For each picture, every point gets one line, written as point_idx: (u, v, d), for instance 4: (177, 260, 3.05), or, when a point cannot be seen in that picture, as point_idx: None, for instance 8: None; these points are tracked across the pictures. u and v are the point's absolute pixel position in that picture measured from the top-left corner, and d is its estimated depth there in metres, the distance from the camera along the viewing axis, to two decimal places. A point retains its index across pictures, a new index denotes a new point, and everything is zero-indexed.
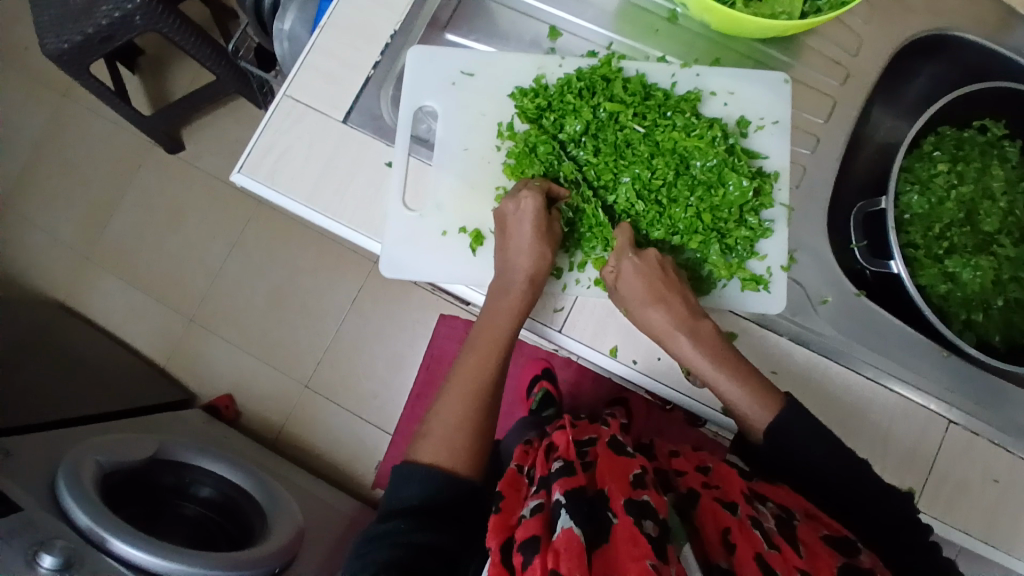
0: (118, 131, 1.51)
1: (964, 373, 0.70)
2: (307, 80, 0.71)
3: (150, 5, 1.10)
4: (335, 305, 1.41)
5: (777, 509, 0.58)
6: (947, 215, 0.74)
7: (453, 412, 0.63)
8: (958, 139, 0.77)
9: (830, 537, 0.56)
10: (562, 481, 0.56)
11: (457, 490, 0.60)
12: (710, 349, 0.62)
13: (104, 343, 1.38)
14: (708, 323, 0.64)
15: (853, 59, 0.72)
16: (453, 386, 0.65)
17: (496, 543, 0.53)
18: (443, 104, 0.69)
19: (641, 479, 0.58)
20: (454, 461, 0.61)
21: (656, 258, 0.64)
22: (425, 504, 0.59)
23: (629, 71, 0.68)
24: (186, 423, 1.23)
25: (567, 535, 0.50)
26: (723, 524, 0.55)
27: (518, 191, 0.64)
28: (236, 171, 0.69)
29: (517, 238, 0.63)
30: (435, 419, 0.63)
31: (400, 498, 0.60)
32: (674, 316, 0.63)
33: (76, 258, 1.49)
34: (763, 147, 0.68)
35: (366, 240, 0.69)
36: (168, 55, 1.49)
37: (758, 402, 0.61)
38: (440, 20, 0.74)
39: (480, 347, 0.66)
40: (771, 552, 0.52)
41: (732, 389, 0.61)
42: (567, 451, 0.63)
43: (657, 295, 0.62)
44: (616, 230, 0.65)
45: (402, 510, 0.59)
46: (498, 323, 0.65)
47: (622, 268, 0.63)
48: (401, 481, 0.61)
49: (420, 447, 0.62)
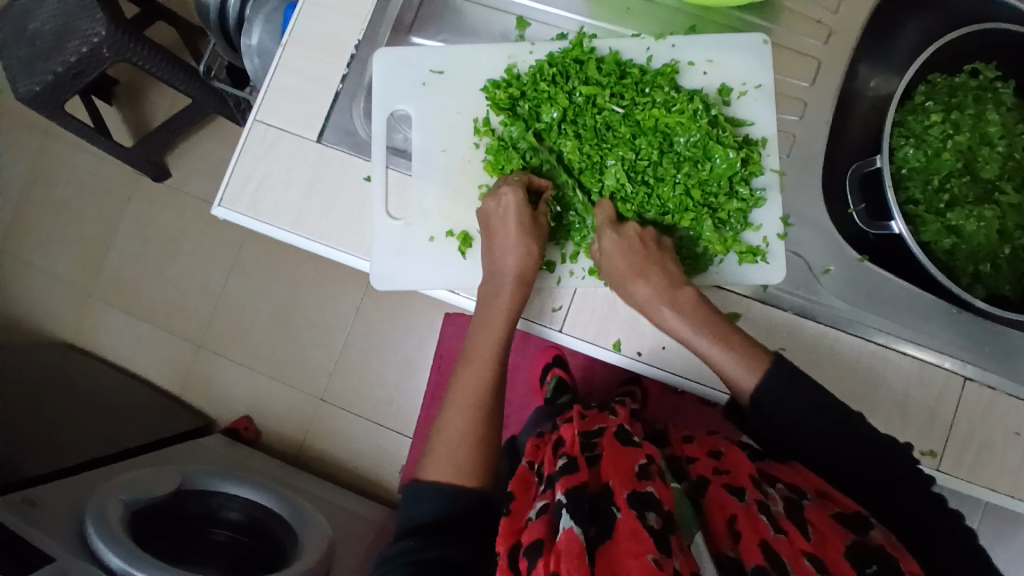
0: (102, 165, 1.50)
1: (976, 328, 0.69)
2: (275, 102, 0.69)
3: (116, 36, 1.09)
4: (340, 317, 1.41)
5: (787, 490, 0.58)
6: (946, 166, 0.71)
7: (458, 425, 0.63)
8: (950, 86, 0.74)
9: (840, 515, 0.55)
10: (564, 480, 0.57)
11: (468, 504, 0.60)
12: (697, 319, 0.61)
13: (117, 379, 1.39)
14: (693, 291, 0.63)
15: (835, 15, 0.69)
16: (453, 399, 0.64)
17: (504, 548, 0.53)
18: (415, 108, 0.68)
19: (646, 471, 0.58)
20: (465, 475, 0.61)
21: (636, 231, 0.63)
22: (436, 521, 0.59)
23: (602, 49, 0.66)
24: (207, 450, 1.24)
25: (567, 535, 0.50)
26: (729, 513, 0.55)
27: (499, 188, 0.63)
28: (217, 206, 0.67)
29: (502, 237, 0.62)
30: (437, 436, 0.63)
31: (414, 518, 0.60)
32: (657, 289, 0.62)
33: (79, 296, 1.49)
34: (748, 113, 0.66)
35: (354, 259, 0.68)
36: (143, 82, 1.47)
37: (751, 370, 0.60)
38: (404, 22, 0.71)
39: (478, 358, 0.65)
40: (778, 538, 0.51)
41: (724, 360, 0.60)
42: (573, 447, 0.64)
43: (637, 270, 0.61)
44: (596, 208, 0.64)
45: (415, 529, 0.59)
46: (489, 327, 0.65)
47: (603, 245, 0.63)
48: (412, 500, 0.61)
49: (426, 465, 0.62)
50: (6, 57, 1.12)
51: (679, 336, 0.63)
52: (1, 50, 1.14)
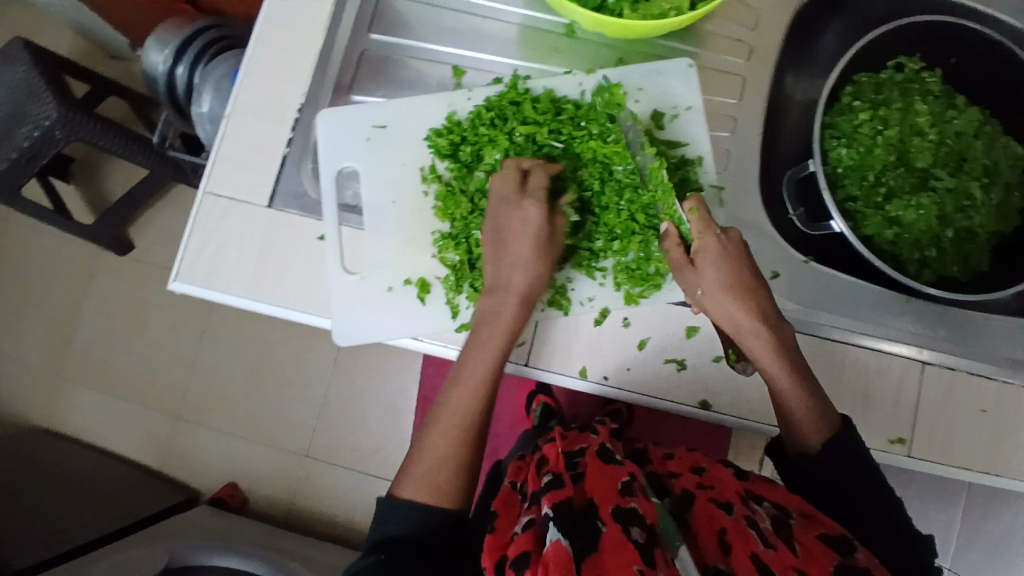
0: (64, 244, 1.48)
1: (929, 313, 0.71)
2: (222, 173, 0.69)
3: (68, 116, 1.10)
4: (318, 370, 1.40)
5: (773, 508, 0.59)
6: (879, 161, 0.74)
7: (444, 448, 0.61)
8: (875, 83, 0.77)
9: (826, 536, 0.55)
10: (550, 495, 0.57)
11: (440, 528, 0.59)
12: (788, 355, 0.60)
13: (95, 461, 1.36)
14: (787, 328, 0.62)
15: (753, 33, 0.73)
16: (442, 419, 0.63)
17: (489, 563, 0.54)
18: (362, 163, 0.69)
19: (629, 487, 0.58)
20: (444, 498, 0.60)
21: (740, 250, 0.61)
22: (409, 539, 0.58)
23: (536, 89, 0.68)
24: (194, 523, 1.21)
25: (555, 548, 0.49)
26: (718, 526, 0.55)
27: (521, 199, 0.63)
28: (172, 281, 0.67)
29: (512, 249, 0.63)
30: (420, 456, 0.61)
31: (384, 533, 0.59)
32: (757, 311, 0.60)
33: (51, 379, 1.46)
34: (683, 135, 0.68)
35: (315, 318, 0.68)
36: (99, 158, 1.47)
37: (820, 424, 0.61)
38: (344, 82, 0.73)
39: (472, 378, 0.63)
40: (767, 551, 0.51)
41: (797, 405, 0.60)
42: (558, 464, 0.64)
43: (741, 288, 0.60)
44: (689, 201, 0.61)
45: (386, 543, 0.58)
46: (483, 350, 0.63)
47: (706, 247, 0.60)
48: (384, 518, 0.60)
49: (404, 483, 0.61)
50: None
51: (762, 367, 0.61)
52: None
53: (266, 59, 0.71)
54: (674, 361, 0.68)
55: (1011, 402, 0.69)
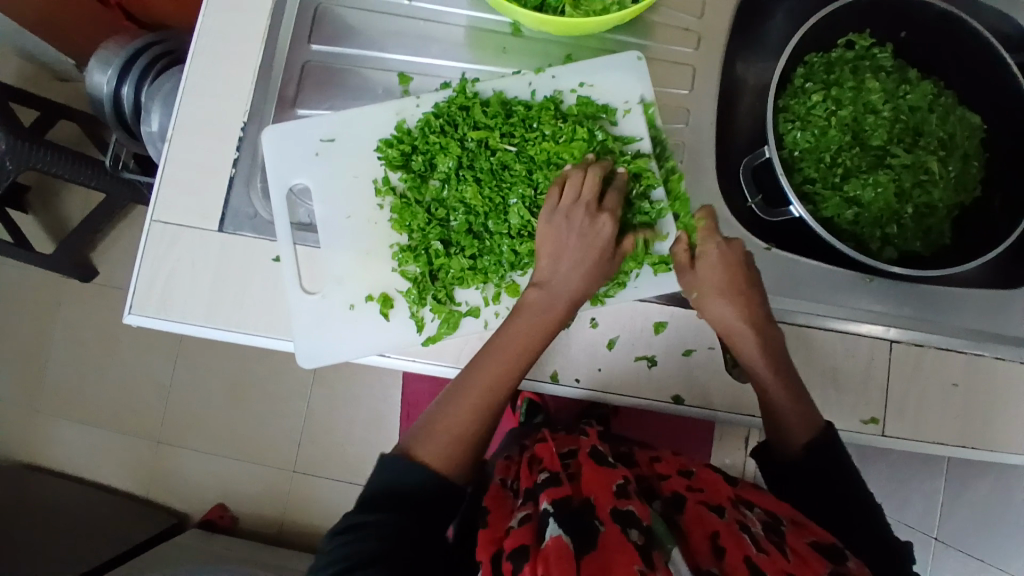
0: (25, 275, 1.44)
1: (893, 291, 0.71)
2: (170, 198, 0.67)
3: (15, 145, 1.05)
4: (298, 384, 1.38)
5: (764, 514, 0.59)
6: (835, 142, 0.74)
7: (466, 420, 0.59)
8: (827, 63, 0.77)
9: (817, 544, 0.55)
10: (549, 491, 0.57)
11: (443, 496, 0.56)
12: (777, 355, 0.63)
13: (77, 493, 1.33)
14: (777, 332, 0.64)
15: (700, 20, 0.72)
16: (468, 390, 0.60)
17: (486, 556, 0.53)
18: (312, 179, 0.67)
19: (625, 489, 0.58)
20: (451, 466, 0.57)
21: (741, 254, 0.64)
22: (413, 497, 0.55)
23: (486, 92, 0.67)
24: (182, 548, 1.20)
25: (556, 544, 0.49)
26: (711, 529, 0.55)
27: (594, 217, 0.62)
28: (126, 315, 0.65)
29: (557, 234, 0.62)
30: (443, 419, 0.59)
31: (387, 487, 0.55)
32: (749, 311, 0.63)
33: (24, 414, 1.42)
34: (637, 129, 0.68)
35: (277, 341, 0.67)
36: (53, 184, 1.43)
37: (801, 426, 0.62)
38: (287, 97, 0.70)
39: (504, 360, 0.60)
40: (759, 555, 0.51)
41: (782, 400, 0.62)
42: (552, 462, 0.64)
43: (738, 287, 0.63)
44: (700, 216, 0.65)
45: (388, 500, 0.55)
46: (528, 332, 0.61)
47: (709, 253, 0.64)
48: (391, 470, 0.56)
49: (420, 443, 0.58)
50: None
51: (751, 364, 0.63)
52: None
53: (206, 78, 0.69)
54: (645, 358, 0.67)
55: (979, 372, 0.70)
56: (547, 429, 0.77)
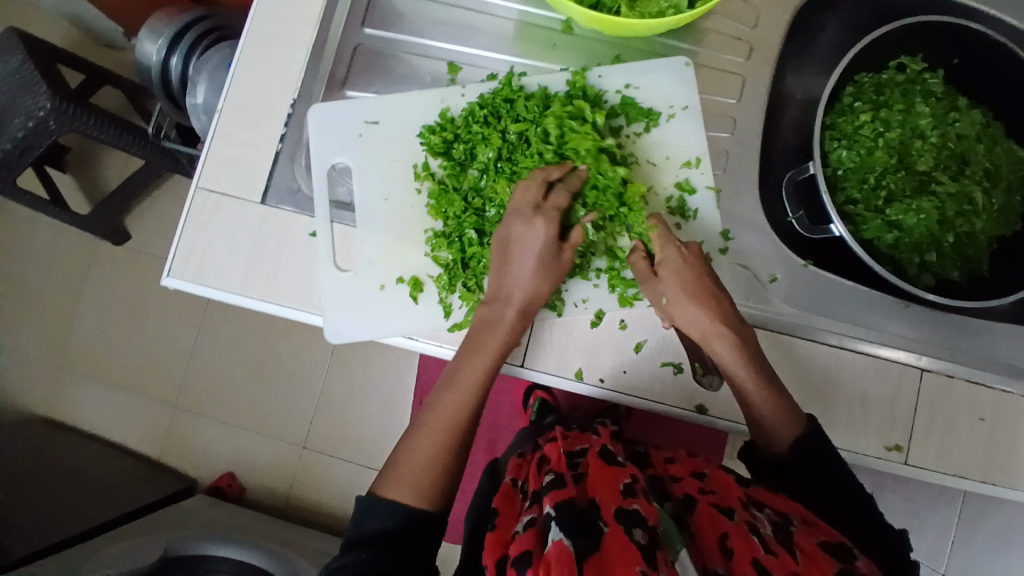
0: (60, 234, 1.48)
1: (928, 318, 0.70)
2: (214, 168, 0.69)
3: (61, 106, 1.08)
4: (316, 362, 1.40)
5: (773, 514, 0.58)
6: (880, 163, 0.73)
7: (430, 449, 0.61)
8: (877, 83, 0.76)
9: (826, 543, 0.54)
10: (553, 493, 0.57)
11: (420, 527, 0.58)
12: (750, 361, 0.61)
13: (94, 450, 1.36)
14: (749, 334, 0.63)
15: (753, 30, 0.71)
16: (428, 420, 0.62)
17: (491, 560, 0.54)
18: (354, 160, 0.68)
19: (632, 488, 0.58)
20: (424, 497, 0.59)
21: (697, 256, 0.63)
22: (390, 535, 0.57)
23: (531, 86, 0.68)
24: (191, 513, 1.22)
25: (557, 547, 0.49)
26: (720, 531, 0.54)
27: (532, 216, 0.62)
28: (165, 277, 0.67)
29: (512, 261, 0.63)
30: (406, 453, 0.61)
31: (365, 530, 0.58)
32: (718, 318, 0.61)
33: (49, 369, 1.46)
34: (678, 134, 0.67)
35: (307, 314, 0.68)
36: (94, 148, 1.46)
37: (785, 426, 0.61)
38: (338, 77, 0.71)
39: (460, 382, 0.62)
40: (768, 557, 0.51)
41: (762, 406, 0.61)
42: (560, 464, 0.65)
43: (698, 296, 0.61)
44: (651, 218, 0.63)
45: (366, 540, 0.57)
46: (481, 353, 0.62)
47: (669, 257, 0.63)
48: (363, 512, 0.59)
49: (386, 481, 0.60)
50: None
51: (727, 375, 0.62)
52: None
53: (257, 54, 0.70)
54: (672, 364, 0.67)
55: (1006, 406, 0.69)
56: (559, 428, 0.76)
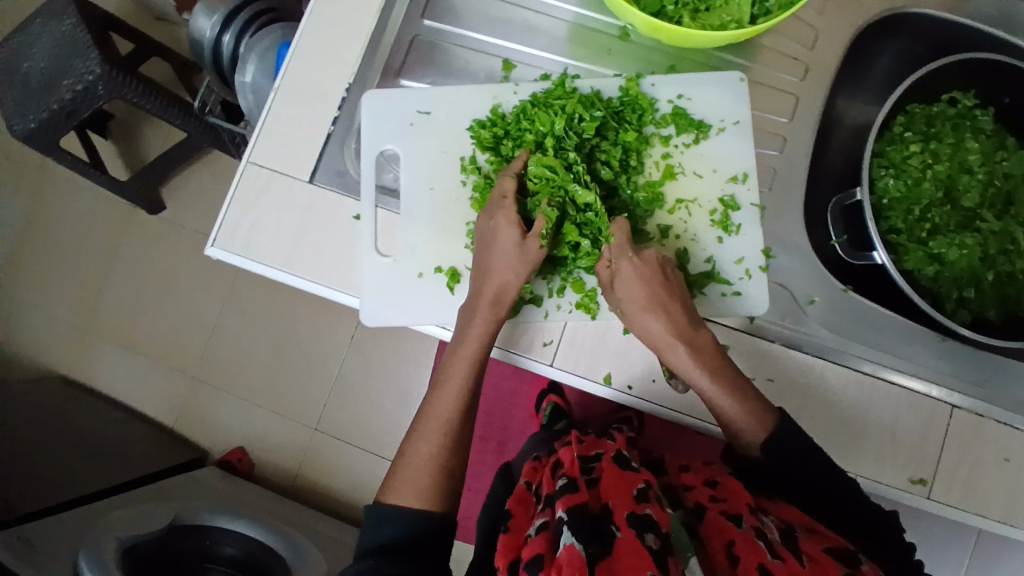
0: (97, 199, 1.51)
1: (963, 354, 0.70)
2: (266, 145, 0.70)
3: (111, 73, 1.11)
4: (335, 347, 1.41)
5: (778, 521, 0.58)
6: (926, 196, 0.73)
7: (424, 451, 0.63)
8: (928, 115, 0.75)
9: (833, 549, 0.55)
10: (566, 497, 0.57)
11: (428, 531, 0.60)
12: (707, 361, 0.62)
13: (111, 413, 1.39)
14: (706, 333, 0.63)
15: (810, 52, 0.72)
16: (420, 426, 0.64)
17: (503, 564, 0.55)
18: (404, 148, 0.69)
19: (645, 494, 0.58)
20: (427, 500, 0.61)
21: (655, 258, 0.63)
22: (400, 543, 0.59)
23: (584, 88, 0.68)
24: (201, 483, 1.23)
25: (569, 552, 0.49)
26: (728, 537, 0.54)
27: (495, 205, 0.64)
28: (209, 247, 0.68)
29: (489, 255, 0.63)
30: (404, 459, 0.63)
31: (376, 538, 0.60)
32: (673, 324, 0.62)
33: (74, 330, 1.49)
34: (727, 148, 0.68)
35: (345, 296, 0.69)
36: (139, 117, 1.49)
37: (753, 421, 0.61)
38: (393, 66, 0.72)
39: (448, 382, 0.64)
40: (774, 562, 0.51)
41: (726, 403, 0.61)
42: (573, 468, 0.64)
43: (655, 301, 0.62)
44: (614, 225, 0.64)
45: (377, 548, 0.59)
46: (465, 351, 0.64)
47: (620, 266, 0.63)
48: (375, 522, 0.60)
49: (391, 490, 0.62)
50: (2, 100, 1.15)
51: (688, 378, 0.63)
52: None
53: (317, 37, 0.72)
54: None
55: None
56: (575, 432, 0.76)
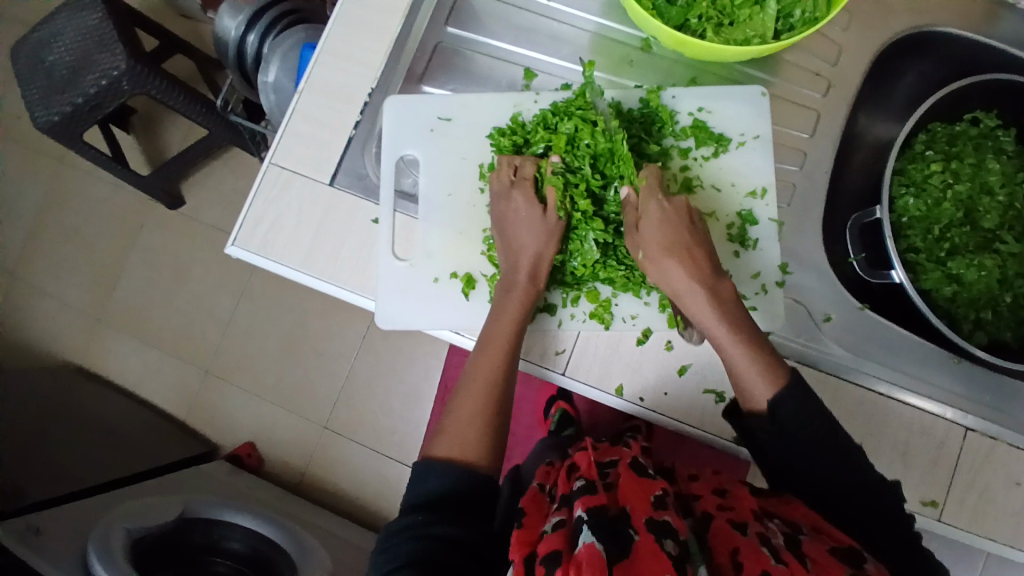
0: (116, 192, 1.53)
1: (978, 376, 0.69)
2: (289, 146, 0.71)
3: (134, 68, 1.12)
4: (346, 346, 1.42)
5: (784, 524, 0.56)
6: (946, 216, 0.72)
7: (470, 407, 0.61)
8: (950, 134, 0.75)
9: (838, 550, 0.53)
10: (584, 498, 0.57)
11: (475, 484, 0.58)
12: (728, 312, 0.59)
13: (123, 404, 1.40)
14: (730, 285, 0.61)
15: (833, 68, 0.72)
16: (465, 384, 0.63)
17: (518, 558, 0.53)
18: (424, 153, 0.70)
19: (662, 500, 0.57)
20: (471, 455, 0.59)
21: (685, 206, 0.62)
22: (444, 496, 0.57)
23: (605, 99, 0.68)
24: (209, 477, 1.25)
25: (589, 550, 0.50)
26: (733, 546, 0.53)
27: (510, 189, 0.65)
28: (229, 245, 0.69)
29: (518, 228, 0.64)
30: (450, 416, 0.61)
31: (421, 493, 0.58)
32: (699, 273, 0.59)
33: (89, 320, 1.51)
34: (747, 162, 0.68)
35: (360, 298, 0.69)
36: (160, 113, 1.51)
37: (764, 378, 0.58)
38: (416, 72, 0.73)
39: (493, 341, 0.63)
40: (779, 567, 0.50)
41: (737, 355, 0.58)
42: (589, 471, 0.64)
43: (681, 247, 0.60)
44: (644, 171, 0.63)
45: (422, 502, 0.57)
46: (505, 318, 0.63)
47: (648, 210, 0.61)
48: (419, 477, 0.59)
49: (437, 443, 0.61)
50: (26, 89, 1.17)
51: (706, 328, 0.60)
52: (19, 80, 1.17)
53: (343, 41, 0.73)
54: (713, 392, 0.67)
55: None
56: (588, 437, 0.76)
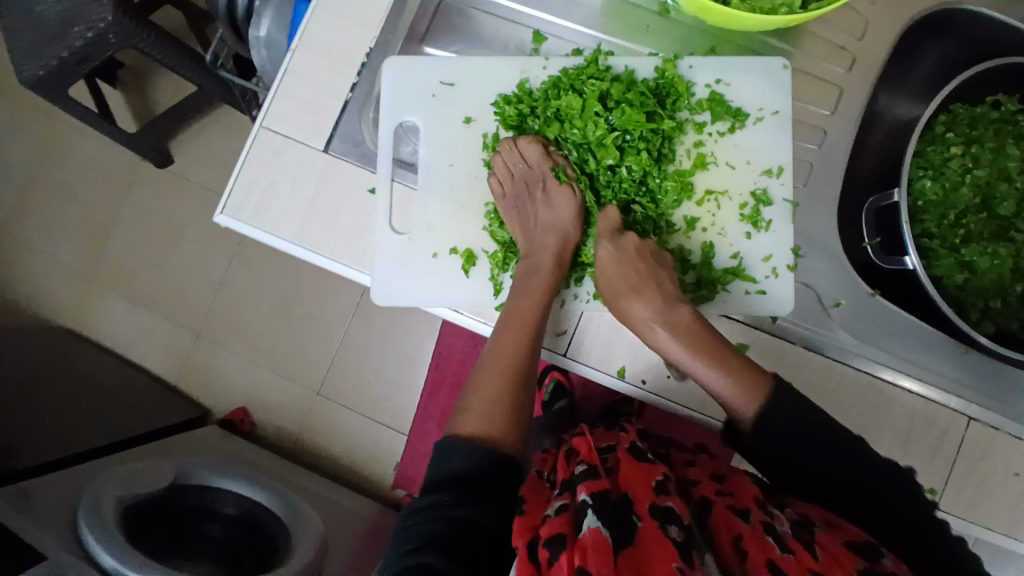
0: (104, 148, 1.48)
1: (985, 367, 0.68)
2: (282, 109, 0.67)
3: (123, 21, 1.05)
4: (340, 312, 1.40)
5: (796, 514, 0.56)
6: (963, 201, 0.70)
7: (494, 385, 0.60)
8: (972, 116, 0.71)
9: (852, 543, 0.52)
10: (587, 483, 0.55)
11: (496, 462, 0.56)
12: (688, 340, 0.58)
13: (115, 366, 1.38)
14: (689, 311, 0.59)
15: (858, 42, 0.68)
16: (487, 367, 0.61)
17: (520, 542, 0.51)
18: (423, 120, 0.66)
19: (664, 486, 0.57)
20: (500, 432, 0.58)
21: (634, 243, 0.61)
22: (467, 475, 0.55)
23: (618, 67, 0.64)
24: (202, 441, 1.24)
25: (593, 534, 0.48)
26: (736, 532, 0.53)
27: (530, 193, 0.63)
28: (218, 215, 0.66)
29: (539, 214, 0.63)
30: (473, 394, 0.60)
31: (445, 470, 0.56)
32: (650, 309, 0.59)
33: (78, 280, 1.47)
34: (764, 140, 0.64)
35: (357, 272, 0.67)
36: (148, 66, 1.45)
37: (744, 392, 0.57)
38: (417, 32, 0.69)
39: (512, 322, 0.61)
40: (785, 557, 0.49)
41: (711, 379, 0.57)
42: (590, 456, 0.62)
43: (629, 285, 0.59)
44: (602, 213, 0.63)
45: (446, 479, 0.56)
46: (529, 300, 0.61)
47: (597, 256, 0.61)
48: (442, 455, 0.57)
49: (461, 420, 0.59)
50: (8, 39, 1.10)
51: (675, 361, 0.59)
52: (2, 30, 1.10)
53: None
54: None
55: None
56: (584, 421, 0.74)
